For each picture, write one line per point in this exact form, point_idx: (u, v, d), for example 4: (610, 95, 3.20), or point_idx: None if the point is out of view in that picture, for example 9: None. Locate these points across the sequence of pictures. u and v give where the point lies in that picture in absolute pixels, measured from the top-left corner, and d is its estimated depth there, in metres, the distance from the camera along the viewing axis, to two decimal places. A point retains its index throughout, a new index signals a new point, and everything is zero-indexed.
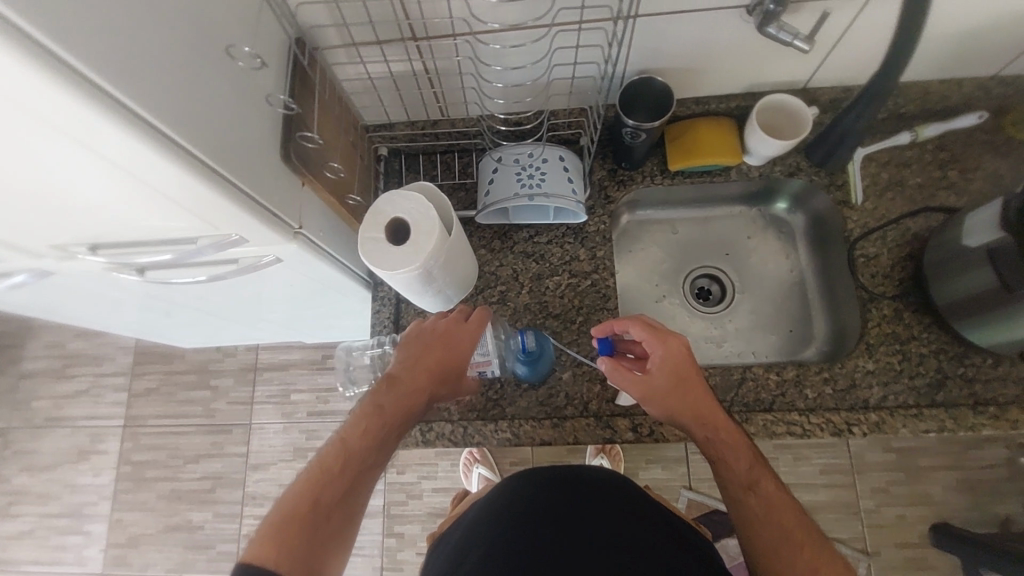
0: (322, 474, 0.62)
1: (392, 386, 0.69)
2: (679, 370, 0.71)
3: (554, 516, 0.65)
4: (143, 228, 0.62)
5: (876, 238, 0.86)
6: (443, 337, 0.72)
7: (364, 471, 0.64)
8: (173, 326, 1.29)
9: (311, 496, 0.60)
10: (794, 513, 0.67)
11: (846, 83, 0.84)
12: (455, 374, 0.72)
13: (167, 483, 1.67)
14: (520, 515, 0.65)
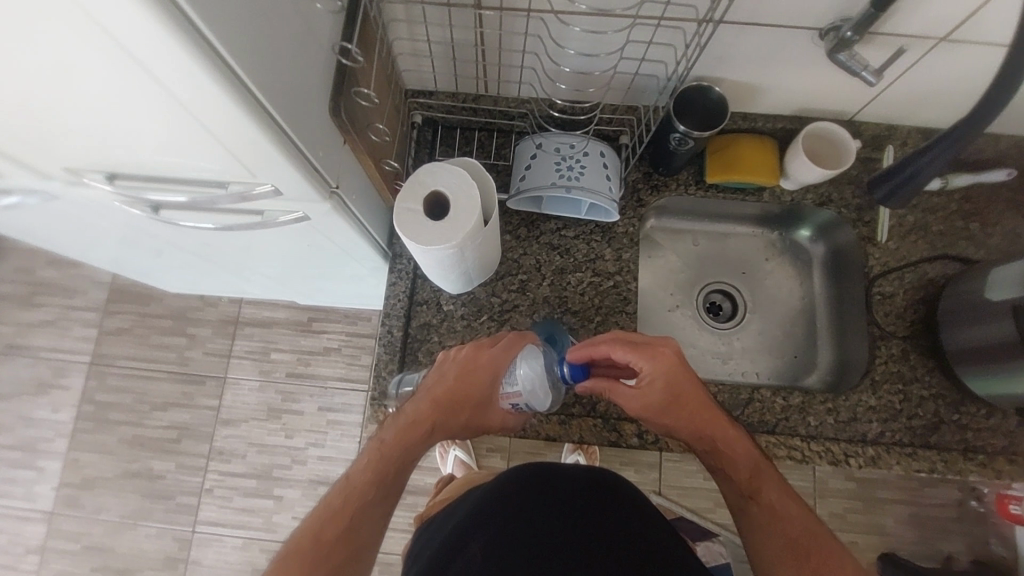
0: (329, 509, 0.65)
1: (403, 416, 0.72)
2: (668, 381, 0.70)
3: (547, 515, 0.61)
4: (172, 163, 0.58)
5: (894, 277, 0.88)
6: (455, 368, 0.73)
7: (368, 506, 0.66)
8: (161, 268, 1.23)
9: (314, 531, 0.63)
10: (802, 519, 0.67)
11: (891, 119, 0.86)
12: (472, 403, 0.73)
13: (131, 428, 1.61)
14: (517, 512, 0.61)
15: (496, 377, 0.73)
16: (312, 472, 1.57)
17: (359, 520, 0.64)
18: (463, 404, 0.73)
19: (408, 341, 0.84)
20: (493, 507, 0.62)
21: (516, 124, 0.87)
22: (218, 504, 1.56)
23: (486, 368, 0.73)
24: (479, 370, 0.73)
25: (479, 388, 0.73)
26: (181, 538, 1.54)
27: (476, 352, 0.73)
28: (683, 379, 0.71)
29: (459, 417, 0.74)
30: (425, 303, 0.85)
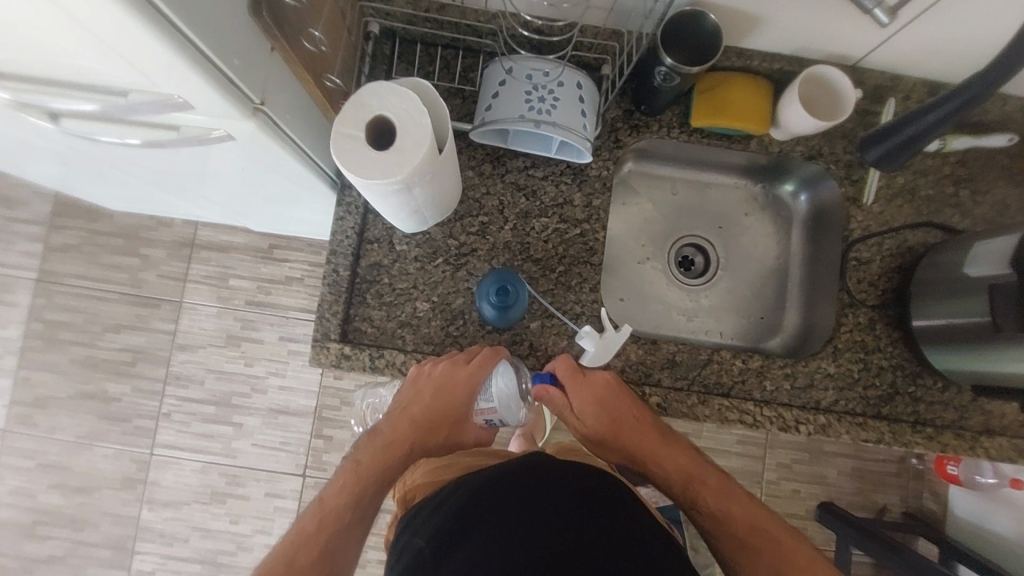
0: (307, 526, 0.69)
1: (375, 440, 0.77)
2: (608, 408, 0.75)
3: (535, 510, 0.59)
4: (54, 63, 0.48)
5: (873, 243, 0.83)
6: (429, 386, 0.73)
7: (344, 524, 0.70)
8: (100, 187, 1.13)
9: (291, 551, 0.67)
10: (742, 517, 0.73)
11: (897, 69, 0.79)
12: (443, 421, 0.77)
13: (83, 349, 1.56)
14: (505, 514, 0.59)
15: (471, 395, 0.73)
16: (272, 402, 1.55)
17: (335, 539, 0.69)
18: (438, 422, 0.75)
19: (356, 283, 0.78)
20: (468, 517, 0.60)
21: (486, 43, 0.78)
22: (177, 429, 1.54)
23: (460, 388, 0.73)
24: (452, 389, 0.72)
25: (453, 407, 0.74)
26: (138, 459, 1.54)
27: (450, 371, 0.72)
28: (623, 401, 0.76)
29: (432, 433, 0.78)
30: (376, 241, 0.78)
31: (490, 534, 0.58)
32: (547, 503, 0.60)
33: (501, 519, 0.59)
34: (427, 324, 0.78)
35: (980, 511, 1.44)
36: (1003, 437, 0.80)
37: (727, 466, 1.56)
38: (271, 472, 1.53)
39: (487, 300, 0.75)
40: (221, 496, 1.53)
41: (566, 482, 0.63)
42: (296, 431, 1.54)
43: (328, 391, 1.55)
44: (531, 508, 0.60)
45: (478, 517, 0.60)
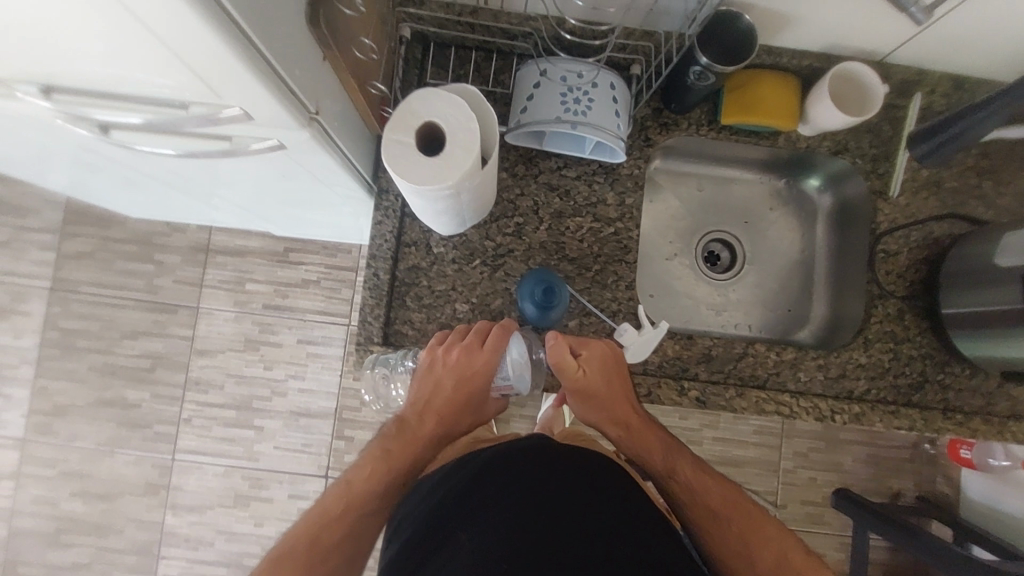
0: (329, 510, 0.71)
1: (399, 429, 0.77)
2: (610, 375, 0.76)
3: (537, 497, 0.62)
4: (116, 78, 0.49)
5: (900, 235, 0.85)
6: (444, 370, 0.75)
7: (368, 510, 0.72)
8: (123, 195, 1.13)
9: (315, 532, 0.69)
10: (715, 491, 0.77)
11: (923, 64, 0.80)
12: (462, 403, 0.78)
13: (101, 356, 1.56)
14: (507, 500, 0.62)
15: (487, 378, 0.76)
16: (293, 404, 1.56)
17: (360, 521, 0.72)
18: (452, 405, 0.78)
19: (396, 286, 0.79)
20: (471, 501, 0.63)
21: (517, 45, 0.78)
22: (198, 433, 1.55)
23: (474, 371, 0.75)
24: (467, 372, 0.75)
25: (467, 390, 0.77)
26: (161, 465, 1.54)
27: (466, 356, 0.74)
28: (620, 372, 0.77)
29: (455, 421, 0.79)
30: (413, 245, 0.79)
31: (488, 508, 0.62)
32: (548, 488, 0.63)
33: (508, 489, 0.63)
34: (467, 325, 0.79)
35: (991, 493, 1.47)
36: None
37: (743, 455, 1.59)
38: (293, 474, 1.54)
39: (529, 300, 0.75)
40: (244, 498, 1.54)
41: (566, 468, 0.67)
42: (317, 432, 1.55)
43: (348, 392, 1.56)
44: (538, 482, 0.64)
45: (483, 485, 0.65)
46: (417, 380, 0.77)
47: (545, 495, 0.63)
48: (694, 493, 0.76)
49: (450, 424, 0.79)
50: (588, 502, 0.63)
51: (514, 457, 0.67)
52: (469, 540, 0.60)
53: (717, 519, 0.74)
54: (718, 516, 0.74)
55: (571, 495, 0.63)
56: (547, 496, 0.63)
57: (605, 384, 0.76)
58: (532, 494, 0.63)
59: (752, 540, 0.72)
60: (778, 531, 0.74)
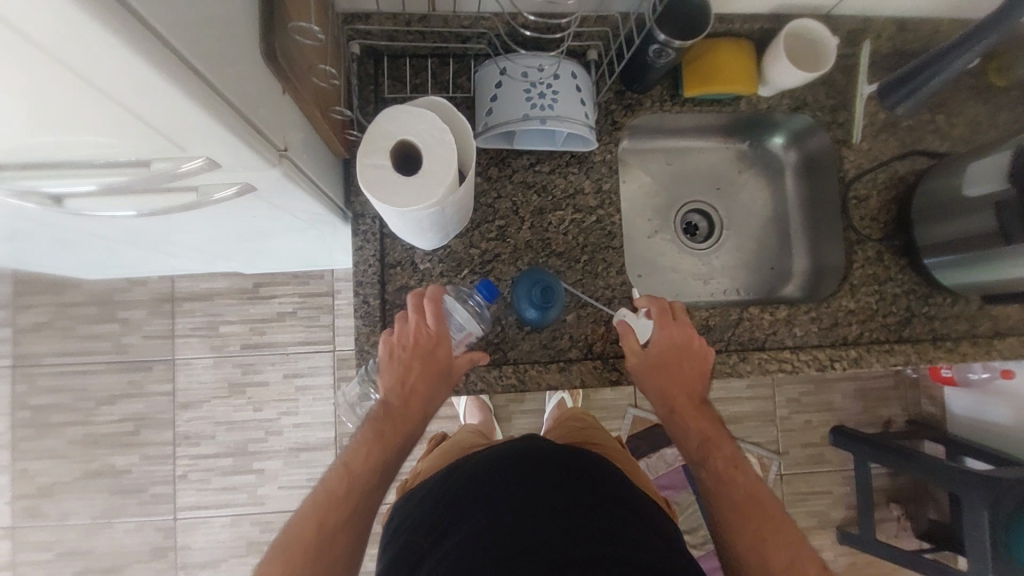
0: (329, 497, 0.66)
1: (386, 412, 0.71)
2: (677, 350, 0.74)
3: (521, 501, 0.60)
4: (65, 147, 0.45)
5: (868, 180, 0.88)
6: (413, 339, 0.70)
7: (365, 492, 0.67)
8: (75, 258, 1.07)
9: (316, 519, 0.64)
10: (749, 488, 0.71)
11: (867, 12, 0.82)
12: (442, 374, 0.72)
13: (79, 427, 1.48)
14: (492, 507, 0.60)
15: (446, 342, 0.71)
16: (291, 441, 1.51)
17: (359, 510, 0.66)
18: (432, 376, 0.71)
19: (387, 310, 0.76)
20: (460, 507, 0.62)
21: (471, 47, 0.76)
22: (197, 488, 1.49)
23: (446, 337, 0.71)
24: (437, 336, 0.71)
25: (444, 360, 0.71)
26: (163, 527, 1.48)
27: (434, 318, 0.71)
28: (695, 352, 0.75)
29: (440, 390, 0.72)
30: (398, 265, 0.77)
31: (472, 514, 0.60)
32: (533, 493, 0.61)
33: (499, 492, 0.62)
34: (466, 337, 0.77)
35: (977, 406, 1.54)
36: (1010, 336, 0.86)
37: (741, 411, 1.63)
38: None
39: (528, 304, 0.75)
40: (258, 545, 1.49)
41: (557, 468, 0.65)
42: (321, 464, 1.51)
43: (345, 419, 1.52)
44: (527, 485, 0.62)
45: (474, 489, 0.64)
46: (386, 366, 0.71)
47: (535, 499, 0.60)
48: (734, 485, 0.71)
49: (434, 402, 0.72)
50: (580, 500, 0.61)
51: (507, 459, 0.66)
52: (454, 544, 0.58)
53: (737, 513, 0.69)
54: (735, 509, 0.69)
55: (564, 494, 0.61)
56: (536, 498, 0.61)
57: (669, 364, 0.74)
58: (524, 496, 0.61)
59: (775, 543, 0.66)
60: (796, 539, 0.67)
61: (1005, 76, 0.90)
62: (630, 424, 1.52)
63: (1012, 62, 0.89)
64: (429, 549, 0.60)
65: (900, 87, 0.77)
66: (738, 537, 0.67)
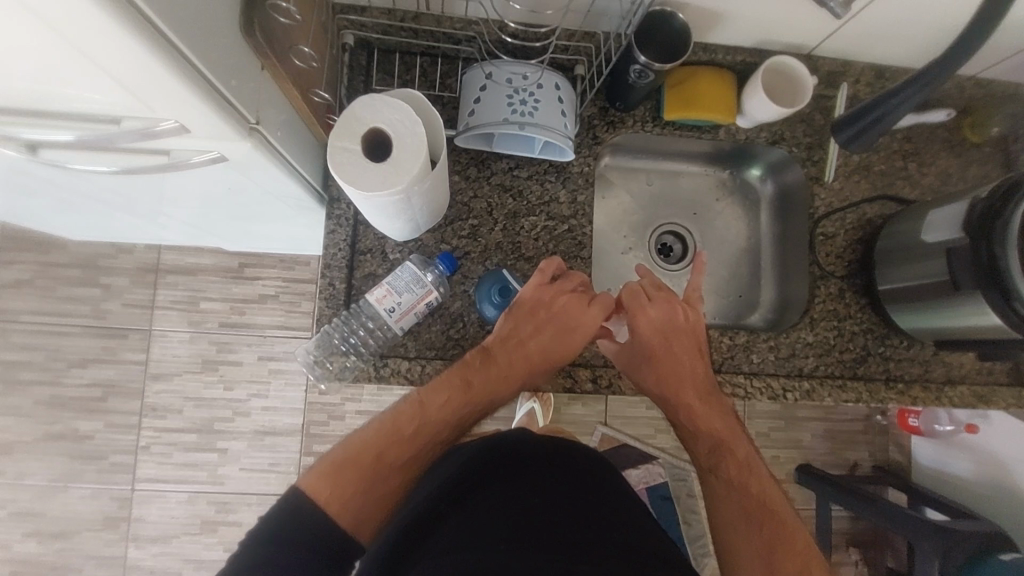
0: (394, 431, 0.69)
1: (487, 367, 0.74)
2: (667, 329, 0.77)
3: (527, 488, 0.66)
4: (43, 95, 0.48)
5: (837, 218, 0.90)
6: (544, 322, 0.75)
7: (434, 444, 0.71)
8: (63, 219, 1.09)
9: (377, 449, 0.67)
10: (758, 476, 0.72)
11: (847, 56, 0.85)
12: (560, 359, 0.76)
13: (47, 388, 1.49)
14: (500, 494, 0.65)
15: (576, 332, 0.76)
16: (257, 424, 1.51)
17: (416, 457, 0.69)
18: (541, 361, 0.76)
19: (352, 295, 0.78)
20: (465, 489, 0.66)
21: (462, 49, 0.78)
22: (158, 461, 1.49)
23: (576, 343, 0.76)
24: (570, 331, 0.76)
25: (569, 344, 0.76)
26: (119, 497, 1.48)
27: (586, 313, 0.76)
28: (685, 332, 0.78)
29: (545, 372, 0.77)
30: (368, 252, 0.79)
31: (479, 498, 0.64)
32: (539, 484, 0.67)
33: (492, 481, 0.67)
34: (427, 330, 0.78)
35: (942, 457, 1.55)
36: (962, 385, 0.88)
37: None
38: (262, 495, 1.50)
39: (489, 301, 0.77)
40: (211, 524, 1.48)
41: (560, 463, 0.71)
42: (284, 450, 1.51)
43: (314, 407, 1.52)
44: (516, 476, 0.68)
45: (466, 475, 0.67)
46: (505, 322, 0.75)
47: (527, 490, 0.66)
48: (743, 480, 0.71)
49: (537, 377, 0.77)
50: (567, 494, 0.66)
51: (495, 448, 0.71)
52: (454, 524, 0.61)
53: (738, 510, 0.68)
54: (736, 501, 0.69)
55: (552, 487, 0.67)
56: (527, 489, 0.66)
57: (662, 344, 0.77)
58: (524, 490, 0.66)
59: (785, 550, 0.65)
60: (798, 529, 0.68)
61: (979, 133, 0.93)
62: (597, 441, 1.52)
63: (985, 119, 0.92)
64: (436, 522, 0.62)
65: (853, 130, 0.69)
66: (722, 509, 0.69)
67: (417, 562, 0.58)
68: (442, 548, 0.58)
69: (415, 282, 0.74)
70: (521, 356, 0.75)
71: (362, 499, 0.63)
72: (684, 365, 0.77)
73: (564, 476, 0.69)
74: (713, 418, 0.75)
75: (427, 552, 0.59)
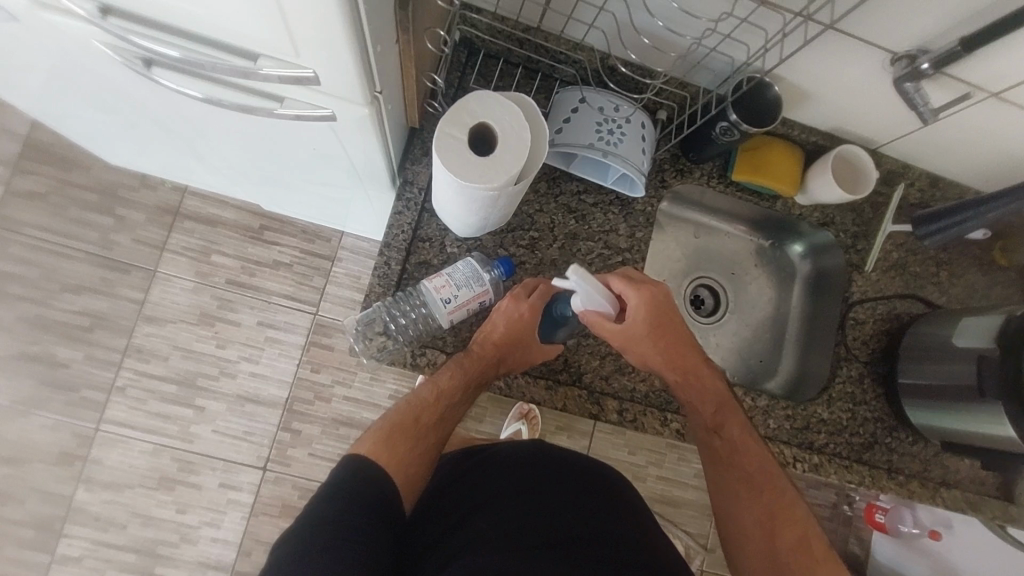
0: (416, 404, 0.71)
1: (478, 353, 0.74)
2: (652, 314, 0.73)
3: (553, 498, 0.69)
4: (193, 13, 0.48)
5: (868, 306, 0.94)
6: (501, 315, 0.74)
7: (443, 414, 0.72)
8: (112, 141, 1.07)
9: (412, 415, 0.70)
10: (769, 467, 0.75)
11: (907, 159, 0.91)
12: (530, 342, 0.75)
13: (34, 307, 1.43)
14: (527, 500, 0.68)
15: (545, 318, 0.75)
16: (241, 388, 1.47)
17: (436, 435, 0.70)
18: (521, 353, 0.75)
19: (404, 278, 0.78)
20: (491, 491, 0.69)
21: (561, 69, 0.81)
22: (130, 405, 1.43)
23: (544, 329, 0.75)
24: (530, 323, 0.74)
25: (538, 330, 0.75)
26: (81, 434, 1.41)
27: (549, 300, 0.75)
28: (659, 316, 0.73)
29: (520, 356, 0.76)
30: (428, 241, 0.79)
31: (510, 501, 0.68)
32: (564, 496, 0.70)
33: (523, 485, 0.70)
34: (469, 329, 0.78)
35: (897, 558, 1.54)
36: (954, 489, 0.91)
37: (682, 496, 1.57)
38: (228, 463, 1.44)
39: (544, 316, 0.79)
40: (170, 482, 1.42)
41: (582, 478, 0.74)
42: (262, 421, 1.46)
43: (303, 384, 1.48)
44: (548, 487, 0.71)
45: (497, 476, 0.72)
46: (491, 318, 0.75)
47: (555, 496, 0.70)
48: (732, 460, 0.75)
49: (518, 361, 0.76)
50: (591, 508, 0.70)
51: (529, 458, 0.75)
52: (486, 521, 0.65)
53: (738, 491, 0.74)
54: (729, 484, 0.75)
55: (584, 501, 0.70)
56: (559, 496, 0.70)
57: (643, 335, 0.73)
58: (551, 501, 0.69)
59: (789, 528, 0.72)
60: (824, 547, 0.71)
61: (1009, 258, 0.98)
62: None
63: (1016, 246, 0.97)
64: (469, 517, 0.66)
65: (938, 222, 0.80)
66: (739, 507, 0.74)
67: (453, 559, 0.61)
68: (477, 546, 0.61)
69: (474, 278, 0.74)
70: (503, 346, 0.74)
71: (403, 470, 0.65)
72: (662, 347, 0.75)
73: (590, 487, 0.73)
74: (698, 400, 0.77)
75: (466, 545, 0.62)
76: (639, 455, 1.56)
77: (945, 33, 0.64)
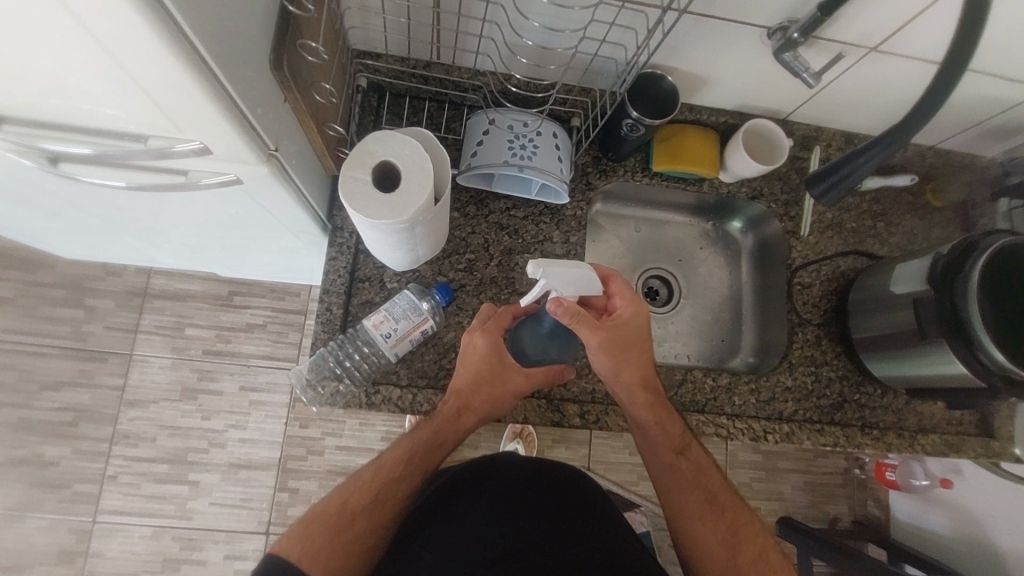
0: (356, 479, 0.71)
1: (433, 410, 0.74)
2: (641, 335, 0.72)
3: (506, 511, 0.70)
4: (75, 109, 0.51)
5: (813, 269, 0.95)
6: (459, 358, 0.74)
7: (390, 479, 0.71)
8: (61, 238, 1.09)
9: (340, 499, 0.69)
10: (721, 481, 0.78)
11: (818, 122, 0.94)
12: (483, 378, 0.72)
13: (16, 411, 1.44)
14: (478, 520, 0.69)
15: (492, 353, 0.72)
16: (232, 456, 1.46)
17: (372, 508, 0.68)
18: (479, 389, 0.72)
19: (349, 320, 0.79)
20: (445, 517, 0.71)
21: (468, 97, 0.84)
22: (124, 492, 1.43)
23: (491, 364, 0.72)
24: (486, 352, 0.72)
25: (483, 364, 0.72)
26: (79, 530, 1.41)
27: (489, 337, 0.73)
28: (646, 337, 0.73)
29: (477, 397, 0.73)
30: (367, 280, 0.81)
31: (462, 524, 0.69)
32: (518, 505, 0.71)
33: (476, 504, 0.71)
34: (420, 359, 0.80)
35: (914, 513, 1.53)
36: (932, 434, 0.91)
37: None
38: (230, 533, 1.43)
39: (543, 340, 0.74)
40: (174, 563, 1.41)
41: (536, 482, 0.75)
42: (258, 485, 1.45)
43: (294, 441, 1.48)
44: (503, 500, 0.71)
45: (456, 499, 0.73)
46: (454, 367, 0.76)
47: (508, 508, 0.70)
48: (698, 479, 0.77)
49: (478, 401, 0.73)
50: (545, 513, 0.70)
51: (482, 474, 0.75)
52: (432, 556, 0.66)
53: (698, 510, 0.75)
54: (695, 506, 0.75)
55: (532, 506, 0.71)
56: (512, 508, 0.70)
57: (629, 345, 0.72)
58: (504, 514, 0.70)
59: (749, 541, 0.73)
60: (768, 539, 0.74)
61: (941, 198, 1.00)
62: None
63: (944, 186, 0.99)
64: (424, 547, 0.68)
65: (831, 177, 0.72)
66: (699, 523, 0.74)
67: None
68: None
69: (412, 309, 0.76)
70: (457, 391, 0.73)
71: (328, 550, 0.64)
72: (639, 374, 0.74)
73: (545, 492, 0.73)
74: (663, 425, 0.76)
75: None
76: (640, 454, 1.55)
77: (804, 3, 0.68)
